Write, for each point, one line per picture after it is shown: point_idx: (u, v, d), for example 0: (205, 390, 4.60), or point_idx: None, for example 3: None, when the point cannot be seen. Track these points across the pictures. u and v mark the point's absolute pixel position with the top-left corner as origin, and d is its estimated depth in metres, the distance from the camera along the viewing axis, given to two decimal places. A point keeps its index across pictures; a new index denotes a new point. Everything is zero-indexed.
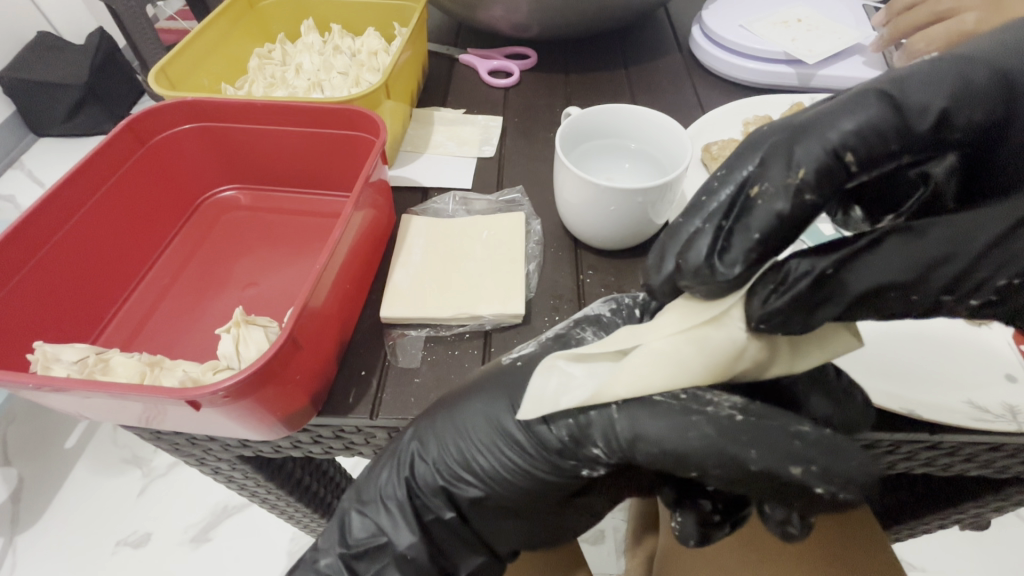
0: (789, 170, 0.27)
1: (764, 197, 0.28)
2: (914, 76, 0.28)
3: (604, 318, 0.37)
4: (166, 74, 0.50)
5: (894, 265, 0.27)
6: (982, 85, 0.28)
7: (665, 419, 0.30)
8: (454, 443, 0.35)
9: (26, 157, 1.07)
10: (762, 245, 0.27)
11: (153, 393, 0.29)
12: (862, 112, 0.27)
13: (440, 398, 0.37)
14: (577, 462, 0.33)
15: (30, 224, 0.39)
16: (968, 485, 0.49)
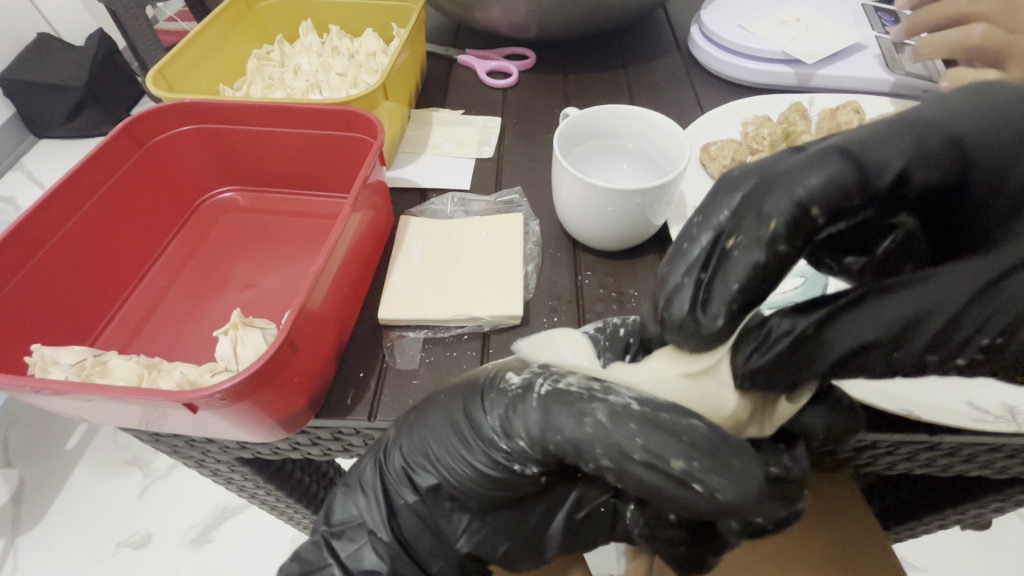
0: (761, 222, 0.26)
1: (740, 248, 0.26)
2: (865, 137, 0.26)
3: (588, 337, 0.37)
4: (164, 76, 0.50)
5: (870, 324, 0.26)
6: (934, 145, 0.26)
7: (569, 411, 0.30)
8: (414, 433, 0.35)
9: (26, 158, 1.07)
10: (741, 297, 0.26)
11: (150, 396, 0.29)
12: (828, 165, 0.25)
13: (417, 402, 0.37)
14: (504, 456, 0.33)
15: (27, 226, 0.38)
16: (968, 485, 0.49)
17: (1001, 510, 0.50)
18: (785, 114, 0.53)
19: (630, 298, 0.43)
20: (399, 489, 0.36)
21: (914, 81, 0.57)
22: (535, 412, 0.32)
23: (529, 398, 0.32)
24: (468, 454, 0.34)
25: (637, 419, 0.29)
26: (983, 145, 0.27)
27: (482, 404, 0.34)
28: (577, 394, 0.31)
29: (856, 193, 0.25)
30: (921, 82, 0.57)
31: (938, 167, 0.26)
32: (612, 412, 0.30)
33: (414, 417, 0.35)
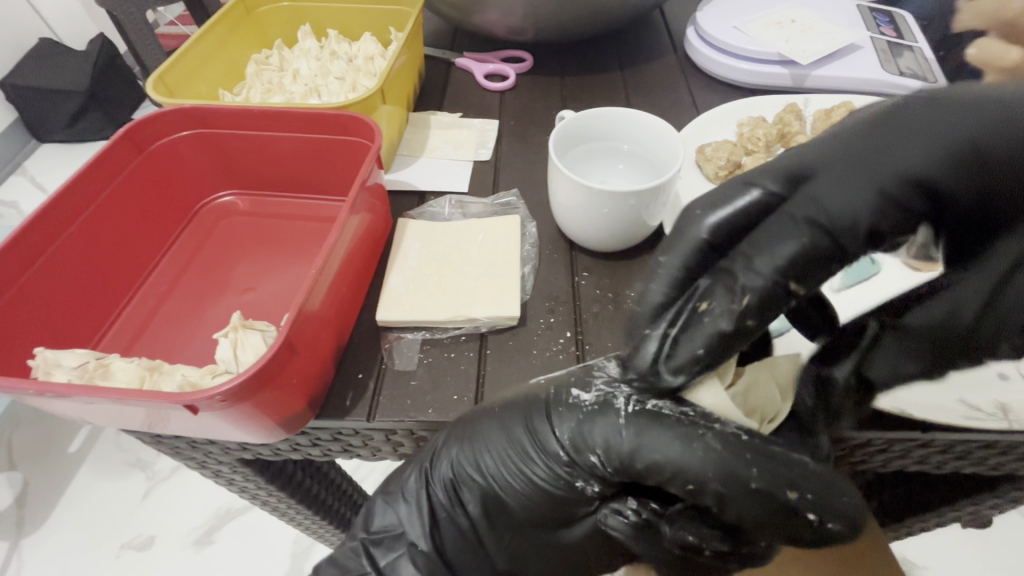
0: (733, 297, 0.29)
1: (711, 315, 0.30)
2: (820, 178, 0.30)
3: None
4: (165, 81, 0.51)
5: (898, 359, 0.34)
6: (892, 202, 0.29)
7: (671, 432, 0.31)
8: (465, 444, 0.37)
9: (27, 163, 1.08)
10: (703, 360, 0.30)
11: (152, 398, 0.30)
12: (786, 248, 0.29)
13: (461, 416, 0.38)
14: (575, 471, 0.35)
15: (32, 232, 0.39)
16: (964, 482, 0.49)
17: (997, 509, 0.51)
18: (779, 116, 0.53)
19: (626, 299, 0.43)
20: (441, 498, 0.39)
21: (908, 81, 0.57)
22: (620, 428, 0.33)
23: (610, 414, 0.33)
24: (530, 469, 0.36)
25: (736, 443, 0.30)
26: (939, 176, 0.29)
27: (550, 420, 0.35)
28: (671, 412, 0.32)
29: (835, 255, 0.29)
30: (914, 82, 0.57)
31: (904, 213, 0.29)
32: (703, 431, 0.31)
33: (467, 432, 0.37)
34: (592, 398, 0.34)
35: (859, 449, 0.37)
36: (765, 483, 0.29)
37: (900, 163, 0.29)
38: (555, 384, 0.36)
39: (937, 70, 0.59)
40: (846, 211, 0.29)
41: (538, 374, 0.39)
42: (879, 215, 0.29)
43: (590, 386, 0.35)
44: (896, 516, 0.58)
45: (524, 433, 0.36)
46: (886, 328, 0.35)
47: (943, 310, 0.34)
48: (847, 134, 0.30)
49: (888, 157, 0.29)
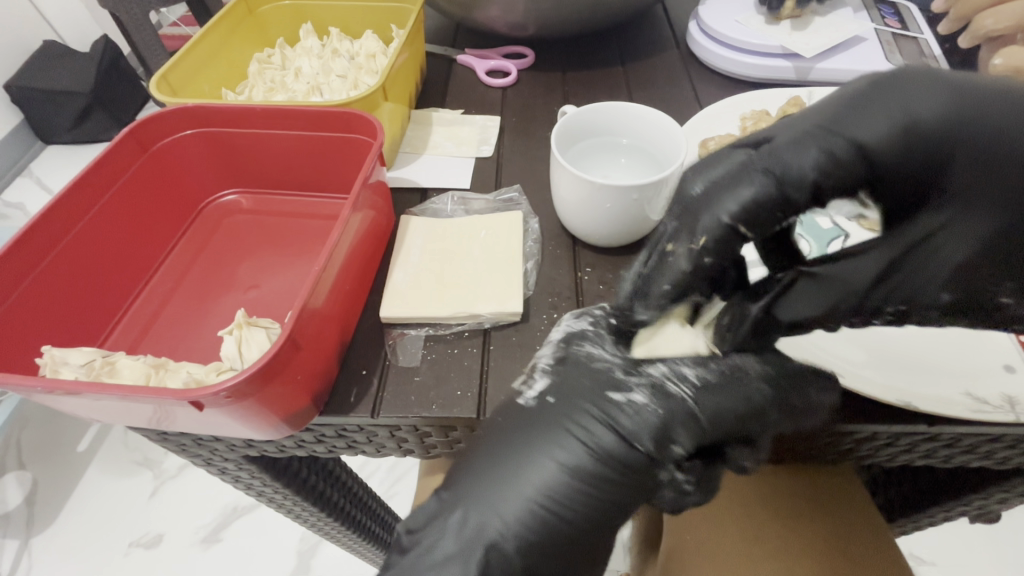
0: (693, 238, 0.33)
1: (676, 253, 0.34)
2: (786, 137, 0.33)
3: (589, 332, 0.35)
4: (167, 80, 0.51)
5: (811, 304, 0.35)
6: (842, 160, 0.31)
7: (722, 393, 0.33)
8: (532, 484, 0.31)
9: (34, 165, 1.08)
10: (672, 293, 0.34)
11: (158, 394, 0.30)
12: (744, 192, 0.32)
13: (484, 441, 0.33)
14: (662, 472, 0.32)
15: (38, 230, 0.39)
16: (971, 476, 0.49)
17: (1004, 504, 0.50)
18: (784, 109, 0.53)
19: None
20: (511, 555, 0.30)
21: None
22: (693, 410, 0.32)
23: (670, 398, 0.32)
24: (606, 485, 0.32)
25: (772, 378, 0.35)
26: (885, 145, 0.31)
27: (613, 428, 0.32)
28: (714, 377, 0.33)
29: (780, 207, 0.32)
30: None
31: (846, 175, 0.32)
32: (750, 379, 0.34)
33: (507, 458, 0.32)
34: (644, 397, 0.32)
35: (842, 438, 0.36)
36: (807, 405, 0.34)
37: (854, 135, 0.31)
38: (587, 394, 0.33)
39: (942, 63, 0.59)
40: (797, 171, 0.32)
41: None
42: (826, 168, 0.31)
43: (631, 385, 0.33)
44: (904, 510, 0.58)
45: (584, 452, 0.32)
46: (802, 273, 0.36)
47: (852, 271, 0.35)
48: (827, 105, 0.33)
49: (842, 126, 0.32)
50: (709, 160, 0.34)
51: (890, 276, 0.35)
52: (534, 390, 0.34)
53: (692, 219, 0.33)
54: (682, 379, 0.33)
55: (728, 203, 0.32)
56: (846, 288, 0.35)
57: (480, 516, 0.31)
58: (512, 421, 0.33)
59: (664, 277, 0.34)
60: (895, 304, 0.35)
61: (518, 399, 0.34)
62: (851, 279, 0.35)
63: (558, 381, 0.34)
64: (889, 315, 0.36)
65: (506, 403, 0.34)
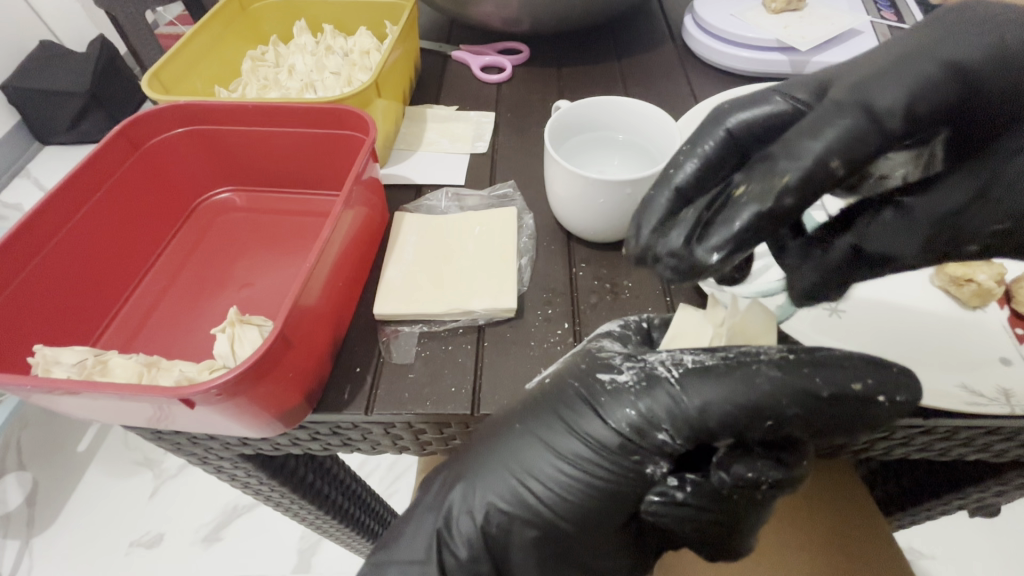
0: (774, 174, 0.31)
1: (750, 195, 0.31)
2: (831, 113, 0.31)
3: (615, 332, 0.37)
4: (160, 78, 0.51)
5: (900, 238, 0.34)
6: (937, 84, 0.30)
7: (722, 380, 0.31)
8: (507, 456, 0.34)
9: (30, 165, 1.08)
10: (738, 240, 0.31)
11: (148, 392, 0.30)
12: (835, 128, 0.30)
13: (483, 428, 0.36)
14: (641, 457, 0.32)
15: (29, 228, 0.39)
16: (969, 469, 0.48)
17: (1003, 497, 0.50)
18: None
19: (624, 290, 0.43)
20: (484, 522, 0.34)
21: None
22: (678, 397, 0.32)
23: (657, 385, 0.32)
24: (584, 466, 0.33)
25: (788, 363, 0.31)
26: (981, 69, 0.30)
27: (595, 413, 0.33)
28: (715, 362, 0.32)
29: (886, 141, 0.30)
30: None
31: (941, 102, 0.30)
32: (760, 367, 0.31)
33: (495, 439, 0.35)
34: (631, 377, 0.33)
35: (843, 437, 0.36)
36: (836, 388, 0.30)
37: (901, 97, 0.30)
38: (577, 377, 0.34)
39: None
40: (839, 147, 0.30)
41: (537, 365, 0.39)
42: (882, 139, 0.30)
43: (622, 369, 0.34)
44: (900, 503, 0.58)
45: (568, 434, 0.34)
46: (888, 204, 0.34)
47: (901, 231, 0.34)
48: (887, 46, 0.32)
49: (908, 63, 0.30)
50: (701, 134, 0.35)
51: (975, 207, 0.32)
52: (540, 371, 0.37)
53: (743, 192, 0.32)
54: (677, 366, 0.33)
55: (780, 167, 0.31)
56: (894, 249, 0.34)
57: (467, 484, 0.35)
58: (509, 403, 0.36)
59: (716, 230, 0.32)
60: (940, 253, 0.34)
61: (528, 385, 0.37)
62: (890, 232, 0.34)
63: (560, 368, 0.36)
64: (934, 264, 0.35)
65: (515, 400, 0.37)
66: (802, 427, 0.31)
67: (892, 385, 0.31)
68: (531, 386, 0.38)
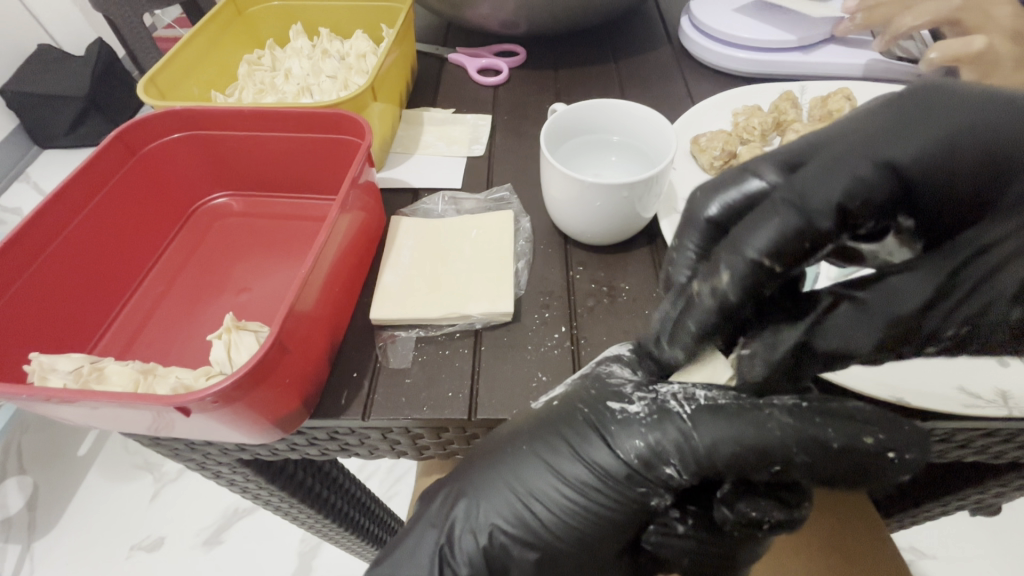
0: (715, 271, 0.30)
1: (702, 292, 0.31)
2: (814, 160, 0.30)
3: (624, 357, 0.37)
4: (156, 83, 0.51)
5: (856, 333, 0.30)
6: (874, 183, 0.28)
7: (734, 420, 0.31)
8: (513, 482, 0.34)
9: (29, 170, 1.08)
10: (699, 333, 0.32)
11: (144, 401, 0.30)
12: (770, 225, 0.29)
13: (483, 452, 0.36)
14: (645, 489, 0.33)
15: (25, 235, 0.39)
16: (969, 469, 0.48)
17: (1001, 498, 0.50)
18: (776, 104, 0.53)
19: (621, 293, 0.43)
20: (485, 543, 0.34)
21: (907, 66, 0.57)
22: (688, 433, 0.32)
23: (667, 417, 0.33)
24: (589, 494, 0.33)
25: (799, 411, 0.31)
26: (921, 165, 0.28)
27: (603, 442, 0.34)
28: (726, 401, 0.32)
29: (812, 236, 0.29)
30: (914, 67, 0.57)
31: (884, 196, 0.29)
32: (771, 411, 0.31)
33: (502, 460, 0.35)
34: (640, 408, 0.33)
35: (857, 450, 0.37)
36: (846, 439, 0.30)
37: (890, 147, 0.28)
38: (586, 403, 0.34)
39: None
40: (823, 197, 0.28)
41: (534, 369, 0.39)
42: (866, 185, 0.28)
43: (632, 398, 0.34)
44: (900, 504, 0.58)
45: (574, 460, 0.34)
46: (841, 297, 0.31)
47: (898, 292, 0.30)
48: (854, 125, 0.30)
49: (879, 146, 0.29)
50: (717, 184, 0.32)
51: (943, 301, 0.30)
52: (552, 394, 0.36)
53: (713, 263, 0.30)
54: (688, 401, 0.33)
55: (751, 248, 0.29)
56: (895, 315, 0.30)
57: (471, 501, 0.35)
58: (517, 428, 0.35)
59: (686, 318, 0.32)
60: (955, 327, 0.30)
61: (534, 404, 0.36)
62: (892, 301, 0.30)
63: (569, 392, 0.35)
64: (943, 343, 0.31)
65: (526, 413, 0.36)
66: (810, 476, 0.30)
67: (905, 442, 0.30)
68: (528, 391, 0.38)
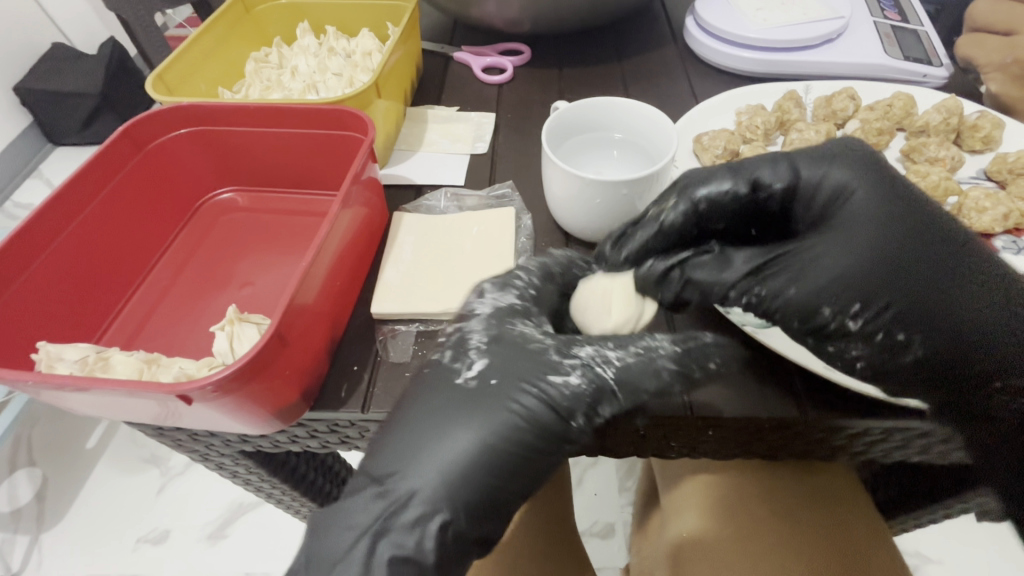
0: (719, 184, 0.38)
1: (681, 195, 0.38)
2: (854, 210, 0.35)
3: (517, 307, 0.37)
4: (164, 80, 0.51)
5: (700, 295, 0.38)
6: (837, 281, 0.34)
7: (642, 363, 0.35)
8: (437, 446, 0.33)
9: (42, 166, 1.09)
10: (674, 210, 0.38)
11: (146, 389, 0.30)
12: (779, 171, 0.38)
13: (401, 409, 0.34)
14: (578, 426, 0.34)
15: (32, 229, 0.40)
16: (970, 473, 0.48)
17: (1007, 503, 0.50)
18: (779, 104, 0.53)
19: None
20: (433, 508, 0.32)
21: (913, 66, 0.57)
22: (613, 390, 0.34)
23: (597, 369, 0.34)
24: (518, 439, 0.33)
25: (686, 346, 0.36)
26: (877, 270, 0.34)
27: (536, 391, 0.34)
28: (632, 358, 0.35)
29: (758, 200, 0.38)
30: (920, 67, 0.57)
31: (829, 293, 0.34)
32: (660, 361, 0.35)
33: (429, 421, 0.33)
34: (576, 375, 0.34)
35: (835, 434, 0.37)
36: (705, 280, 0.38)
37: (797, 163, 0.38)
38: (518, 373, 0.34)
39: (941, 54, 0.59)
40: (784, 281, 0.35)
41: None
42: (768, 183, 0.38)
43: (568, 368, 0.34)
44: (902, 506, 0.58)
45: (508, 411, 0.33)
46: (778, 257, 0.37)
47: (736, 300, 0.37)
48: (886, 216, 0.35)
49: (885, 257, 0.34)
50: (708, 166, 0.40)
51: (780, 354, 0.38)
52: (475, 373, 0.34)
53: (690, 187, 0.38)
54: (604, 363, 0.35)
55: (716, 274, 0.38)
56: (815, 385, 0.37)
57: (408, 486, 0.33)
58: (450, 400, 0.34)
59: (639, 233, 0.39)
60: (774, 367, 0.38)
61: (455, 379, 0.34)
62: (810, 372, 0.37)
63: (495, 359, 0.35)
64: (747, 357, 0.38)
65: (441, 378, 0.34)
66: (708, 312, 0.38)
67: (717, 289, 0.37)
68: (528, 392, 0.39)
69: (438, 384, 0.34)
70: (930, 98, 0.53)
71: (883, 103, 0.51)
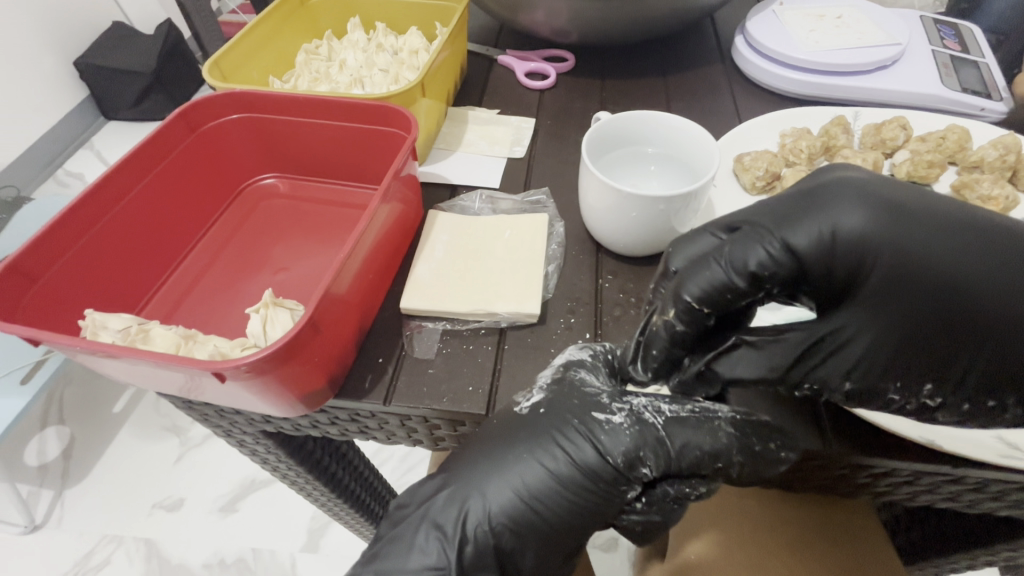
0: (733, 271, 0.32)
1: (679, 315, 0.33)
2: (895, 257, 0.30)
3: (586, 362, 0.37)
4: (219, 66, 0.53)
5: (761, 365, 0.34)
6: (910, 356, 0.32)
7: (694, 428, 0.35)
8: (493, 477, 0.36)
9: (94, 139, 1.14)
10: (687, 321, 0.33)
11: (183, 363, 0.32)
12: (799, 234, 0.31)
13: (472, 447, 0.37)
14: (626, 484, 0.36)
15: (88, 201, 0.42)
16: (1000, 526, 0.46)
17: None
18: (826, 128, 0.52)
19: None
20: (480, 526, 0.36)
21: (970, 99, 0.55)
22: (663, 440, 0.35)
23: (646, 425, 0.36)
24: (564, 482, 0.36)
25: (741, 423, 0.36)
26: (951, 329, 0.31)
27: (589, 442, 0.36)
28: (687, 413, 0.36)
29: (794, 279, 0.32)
30: (977, 100, 0.55)
31: (908, 364, 0.32)
32: (719, 422, 0.35)
33: (489, 453, 0.36)
34: (622, 419, 0.36)
35: (859, 471, 0.36)
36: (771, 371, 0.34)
37: (789, 234, 0.31)
38: (574, 413, 0.36)
39: (1002, 88, 0.57)
40: (839, 369, 0.33)
41: None
42: (768, 265, 0.31)
43: (614, 409, 0.36)
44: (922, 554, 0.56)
45: (562, 457, 0.36)
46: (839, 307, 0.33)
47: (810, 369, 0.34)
48: (936, 261, 0.30)
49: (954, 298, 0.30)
50: (684, 242, 0.34)
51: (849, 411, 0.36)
52: (529, 404, 0.37)
53: (701, 266, 0.33)
54: (656, 411, 0.36)
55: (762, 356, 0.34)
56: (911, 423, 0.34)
57: (472, 494, 0.36)
58: (511, 430, 0.37)
59: (652, 343, 0.35)
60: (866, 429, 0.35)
61: (514, 408, 0.37)
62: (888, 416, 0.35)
63: (551, 398, 0.37)
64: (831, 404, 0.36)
65: (503, 410, 0.38)
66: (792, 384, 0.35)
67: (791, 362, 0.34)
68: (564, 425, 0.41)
69: (499, 426, 0.37)
70: (986, 133, 0.52)
71: (935, 136, 0.50)
